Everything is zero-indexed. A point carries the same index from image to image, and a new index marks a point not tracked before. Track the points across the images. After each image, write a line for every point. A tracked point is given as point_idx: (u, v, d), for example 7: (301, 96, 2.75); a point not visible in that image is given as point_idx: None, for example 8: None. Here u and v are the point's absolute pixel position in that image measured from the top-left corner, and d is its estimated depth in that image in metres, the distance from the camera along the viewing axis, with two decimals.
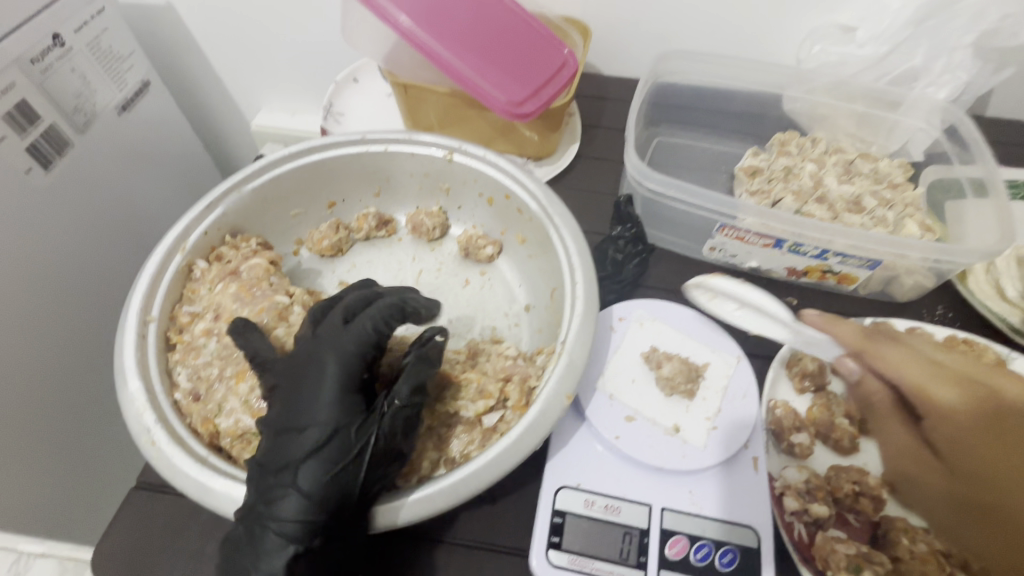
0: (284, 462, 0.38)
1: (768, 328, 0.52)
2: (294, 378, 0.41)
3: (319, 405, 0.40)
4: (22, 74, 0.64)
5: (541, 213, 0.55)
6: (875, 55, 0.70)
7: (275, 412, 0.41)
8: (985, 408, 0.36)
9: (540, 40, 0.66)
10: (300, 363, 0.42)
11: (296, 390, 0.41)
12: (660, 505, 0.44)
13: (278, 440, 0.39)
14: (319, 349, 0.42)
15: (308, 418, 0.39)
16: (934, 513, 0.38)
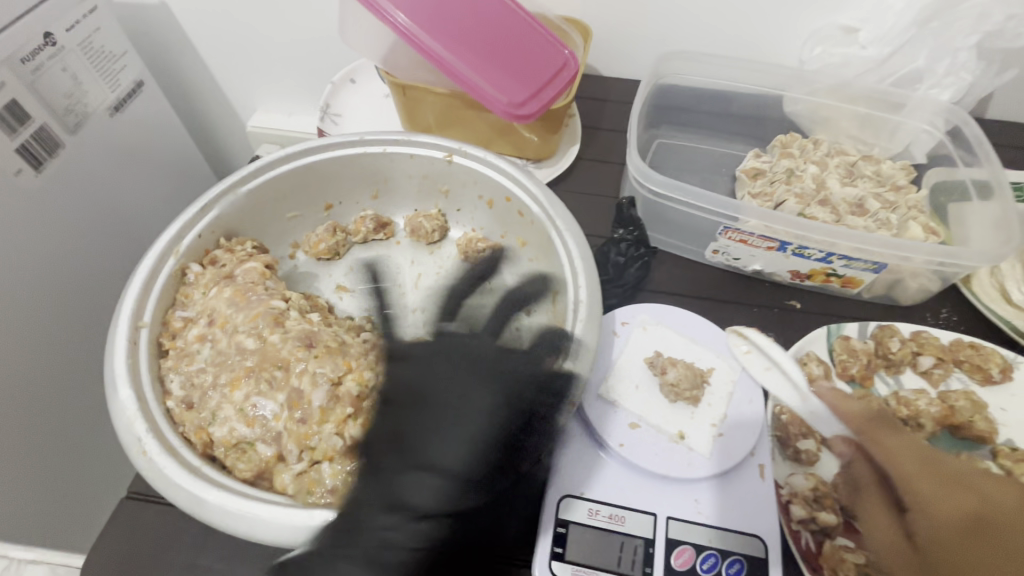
0: (398, 498, 0.38)
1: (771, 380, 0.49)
2: (422, 408, 0.41)
3: (451, 446, 0.39)
4: (11, 73, 0.62)
5: (542, 216, 0.54)
6: (878, 56, 0.69)
7: (401, 425, 0.41)
8: (968, 510, 0.37)
9: (541, 41, 0.65)
10: (426, 392, 0.42)
11: (425, 421, 0.41)
12: (665, 514, 0.43)
13: (388, 472, 0.39)
14: (472, 383, 0.42)
15: (438, 456, 0.39)
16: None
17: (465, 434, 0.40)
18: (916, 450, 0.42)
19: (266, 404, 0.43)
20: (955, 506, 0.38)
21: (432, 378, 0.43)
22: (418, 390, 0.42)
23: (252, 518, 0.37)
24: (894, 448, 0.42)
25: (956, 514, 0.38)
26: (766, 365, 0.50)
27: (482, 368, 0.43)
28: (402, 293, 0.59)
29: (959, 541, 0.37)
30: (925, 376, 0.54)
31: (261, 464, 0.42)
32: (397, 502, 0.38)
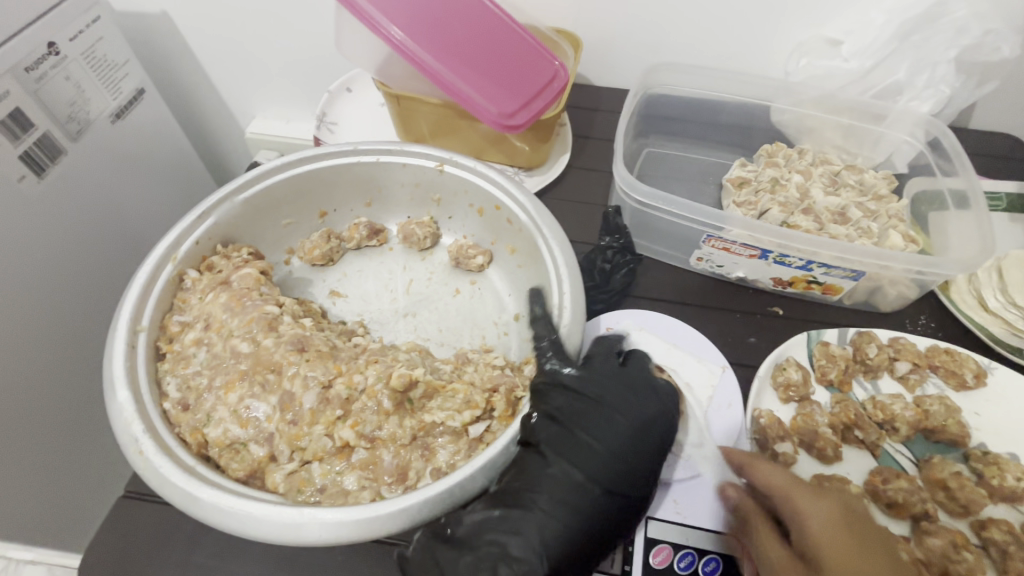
0: (558, 494, 0.41)
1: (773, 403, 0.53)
2: (586, 414, 0.45)
3: (612, 457, 0.43)
4: (16, 82, 0.64)
5: (530, 224, 0.56)
6: (861, 69, 0.71)
7: (555, 442, 0.43)
8: (830, 513, 0.42)
9: (531, 53, 0.67)
10: (602, 403, 0.45)
11: (586, 427, 0.44)
12: (644, 514, 0.45)
13: (555, 467, 0.42)
14: (635, 398, 0.46)
15: (602, 463, 0.42)
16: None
17: (624, 443, 0.43)
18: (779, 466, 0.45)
19: (259, 406, 0.44)
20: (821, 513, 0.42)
21: (603, 392, 0.46)
22: (579, 399, 0.45)
23: (237, 514, 0.38)
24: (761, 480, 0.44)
25: (837, 531, 0.40)
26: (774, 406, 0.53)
27: (642, 387, 0.47)
28: (394, 297, 0.60)
29: (841, 548, 0.39)
30: (902, 381, 0.56)
31: (253, 464, 0.43)
32: (563, 492, 0.41)
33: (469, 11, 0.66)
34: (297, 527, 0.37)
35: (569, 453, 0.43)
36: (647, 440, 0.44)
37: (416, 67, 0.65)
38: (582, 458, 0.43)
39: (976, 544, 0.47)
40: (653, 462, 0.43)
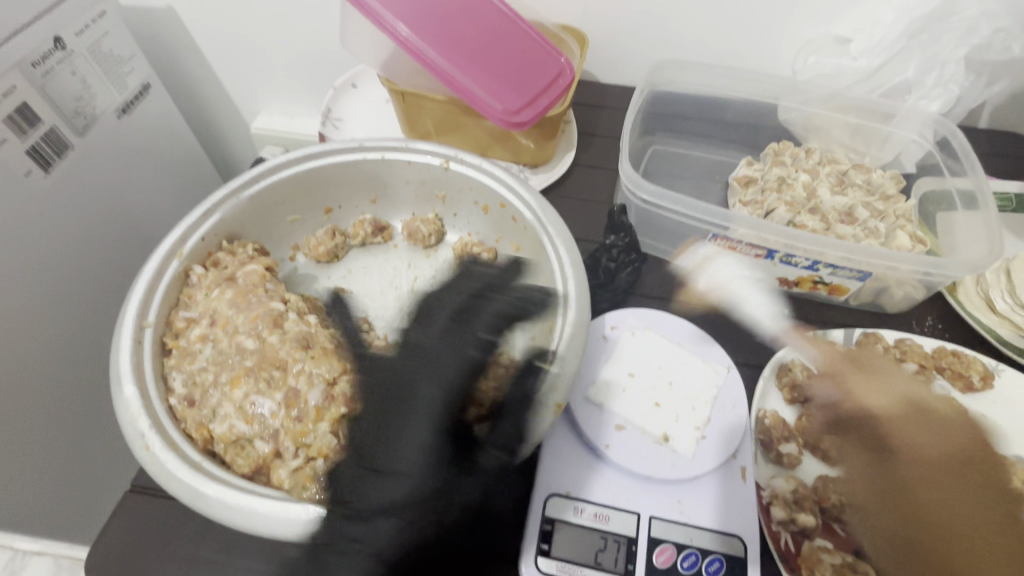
0: (371, 513, 0.39)
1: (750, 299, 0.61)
2: (386, 410, 0.43)
3: (411, 451, 0.41)
4: (22, 77, 0.64)
5: (534, 222, 0.56)
6: (869, 67, 0.70)
7: (358, 445, 0.42)
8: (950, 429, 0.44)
9: (537, 49, 0.67)
10: (409, 393, 0.44)
11: (383, 432, 0.42)
12: (648, 514, 0.45)
13: (363, 481, 0.40)
14: (422, 381, 0.44)
15: (400, 461, 0.41)
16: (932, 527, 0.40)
17: (423, 433, 0.42)
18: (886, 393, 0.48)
19: (264, 403, 0.44)
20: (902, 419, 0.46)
21: (407, 379, 0.44)
22: (376, 391, 0.44)
23: (241, 511, 0.38)
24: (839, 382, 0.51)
25: (910, 414, 0.45)
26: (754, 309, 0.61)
27: (428, 366, 0.45)
28: (398, 295, 0.60)
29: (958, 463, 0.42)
30: None
31: (259, 461, 0.43)
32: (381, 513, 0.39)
33: (476, 7, 0.66)
34: (297, 525, 0.37)
35: (364, 459, 0.41)
36: (435, 425, 0.42)
37: (421, 63, 0.65)
38: (379, 459, 0.41)
39: None
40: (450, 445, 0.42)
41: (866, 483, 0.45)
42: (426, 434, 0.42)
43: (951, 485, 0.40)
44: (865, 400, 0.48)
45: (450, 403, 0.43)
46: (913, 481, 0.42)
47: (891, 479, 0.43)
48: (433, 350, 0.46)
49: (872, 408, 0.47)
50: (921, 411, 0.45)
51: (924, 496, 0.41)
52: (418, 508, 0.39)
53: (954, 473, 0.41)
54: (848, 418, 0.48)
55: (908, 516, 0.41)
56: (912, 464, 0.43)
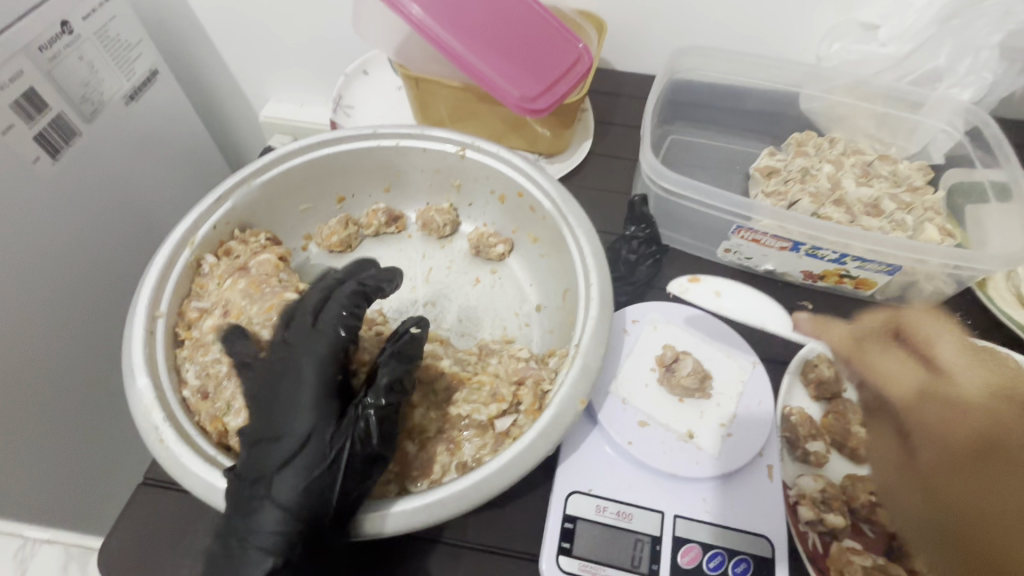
0: (273, 482, 0.36)
1: (782, 262, 0.59)
2: (264, 384, 0.40)
3: (290, 417, 0.38)
4: (29, 61, 0.63)
5: (554, 211, 0.54)
6: (898, 53, 0.68)
7: (251, 421, 0.39)
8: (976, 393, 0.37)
9: (555, 34, 0.65)
10: (273, 372, 0.40)
11: (268, 404, 0.39)
12: (673, 512, 0.43)
13: (260, 450, 0.37)
14: (292, 352, 0.40)
15: (283, 426, 0.38)
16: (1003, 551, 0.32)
17: (304, 400, 0.38)
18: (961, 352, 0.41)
19: None
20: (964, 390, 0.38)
21: (285, 355, 0.40)
22: (261, 370, 0.40)
23: None
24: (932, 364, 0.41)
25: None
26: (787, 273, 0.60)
27: (294, 341, 0.41)
28: (412, 286, 0.59)
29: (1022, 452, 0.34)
30: None
31: None
32: (280, 480, 0.36)
33: None
34: None
35: (258, 432, 0.38)
36: (319, 394, 0.38)
37: (436, 48, 0.63)
38: (260, 428, 0.38)
39: None
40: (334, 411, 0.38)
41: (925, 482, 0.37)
42: (296, 399, 0.38)
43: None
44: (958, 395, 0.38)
45: (318, 367, 0.39)
46: (990, 497, 0.33)
47: (960, 488, 0.34)
48: (298, 328, 0.41)
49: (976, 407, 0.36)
50: None
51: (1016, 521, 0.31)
52: (305, 468, 0.36)
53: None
54: (932, 403, 0.38)
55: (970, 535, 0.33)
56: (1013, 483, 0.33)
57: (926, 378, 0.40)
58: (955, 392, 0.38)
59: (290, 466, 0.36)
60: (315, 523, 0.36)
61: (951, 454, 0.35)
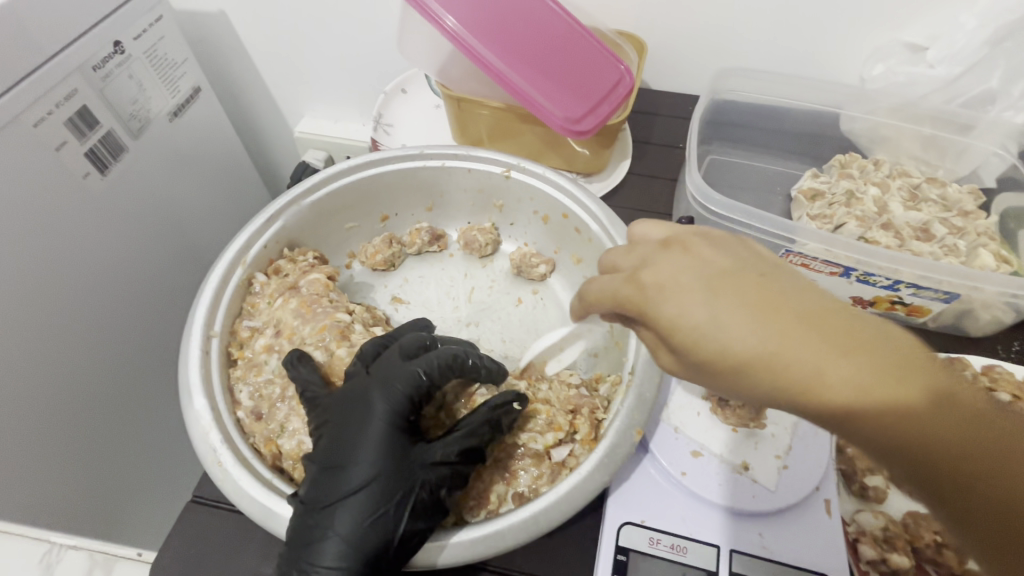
0: (337, 513, 0.36)
1: (549, 347, 0.54)
2: (339, 416, 0.40)
3: (362, 450, 0.38)
4: (84, 80, 0.65)
5: (601, 234, 0.54)
6: (949, 76, 0.67)
7: (320, 449, 0.39)
8: (649, 286, 0.33)
9: (597, 54, 0.65)
10: (347, 405, 0.40)
11: (339, 435, 0.39)
12: (730, 547, 0.42)
13: (326, 478, 0.37)
14: (370, 388, 0.40)
15: (353, 457, 0.38)
16: (723, 362, 0.30)
17: (378, 436, 0.38)
18: (624, 268, 0.37)
19: None
20: (646, 291, 0.33)
21: (363, 388, 0.41)
22: (334, 401, 0.41)
23: None
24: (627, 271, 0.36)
25: (694, 286, 0.31)
26: (562, 344, 0.55)
27: (373, 377, 0.41)
28: (455, 306, 0.59)
29: (732, 281, 0.31)
30: None
31: None
32: (344, 512, 0.36)
33: (535, 9, 0.64)
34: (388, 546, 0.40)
35: (325, 461, 0.38)
36: (392, 432, 0.39)
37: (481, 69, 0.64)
38: (329, 457, 0.38)
39: None
40: (404, 449, 0.38)
41: (696, 352, 0.31)
42: (370, 434, 0.38)
43: (732, 299, 0.30)
44: (639, 280, 0.34)
45: (395, 405, 0.39)
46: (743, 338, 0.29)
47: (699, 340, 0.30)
48: (381, 366, 0.42)
49: (653, 268, 0.34)
50: (697, 291, 0.31)
51: (698, 333, 0.30)
52: (373, 503, 0.36)
53: (729, 295, 0.30)
54: (644, 278, 0.34)
55: (714, 371, 0.31)
56: (699, 296, 0.31)
57: (620, 276, 0.36)
58: (622, 293, 0.35)
59: (356, 498, 0.36)
60: (376, 561, 0.35)
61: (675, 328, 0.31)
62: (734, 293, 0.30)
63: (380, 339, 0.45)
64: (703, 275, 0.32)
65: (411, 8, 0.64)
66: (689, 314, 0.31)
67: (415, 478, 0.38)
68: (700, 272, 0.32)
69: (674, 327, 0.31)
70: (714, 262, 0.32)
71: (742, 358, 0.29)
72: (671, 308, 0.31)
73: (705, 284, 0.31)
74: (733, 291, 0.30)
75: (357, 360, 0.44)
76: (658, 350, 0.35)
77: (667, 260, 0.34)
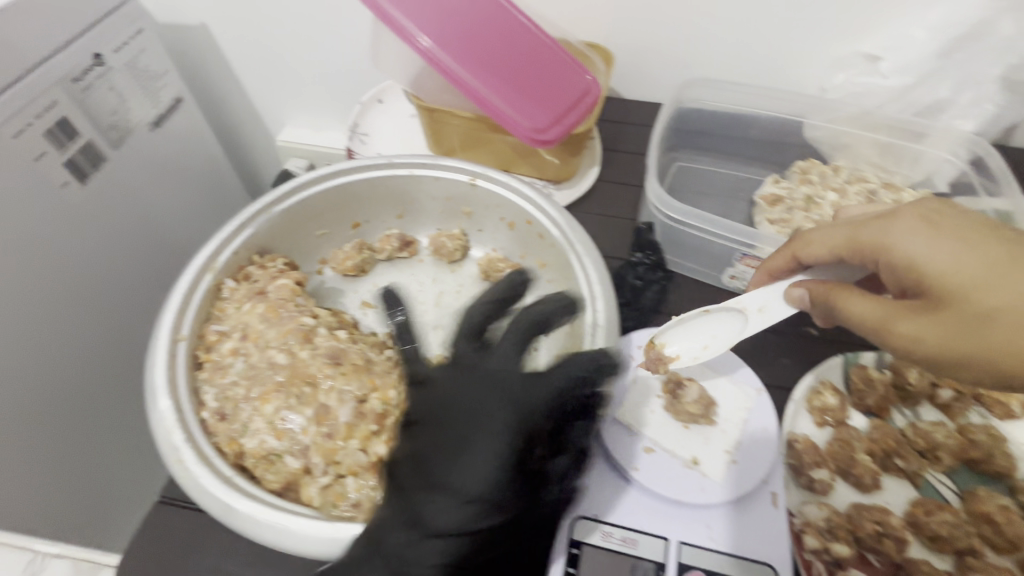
0: (440, 526, 0.39)
1: (689, 346, 0.53)
2: (451, 430, 0.42)
3: (477, 472, 0.40)
4: (64, 93, 0.67)
5: (562, 240, 0.56)
6: (901, 86, 0.69)
7: (431, 459, 0.41)
8: (908, 228, 0.41)
9: (564, 68, 0.67)
10: (455, 414, 0.42)
11: (459, 447, 0.41)
12: (678, 539, 0.44)
13: (439, 486, 0.40)
14: (491, 405, 0.42)
15: (467, 474, 0.40)
16: (984, 307, 0.37)
17: (496, 459, 0.40)
18: (850, 224, 0.46)
19: (295, 418, 0.43)
20: (901, 235, 0.41)
21: (483, 403, 0.42)
22: (453, 408, 0.43)
23: (279, 528, 0.38)
24: (862, 221, 0.45)
25: (967, 238, 0.39)
26: (706, 342, 0.53)
27: (503, 389, 0.43)
28: (424, 310, 0.61)
29: (1003, 245, 0.38)
30: (944, 408, 0.53)
31: (289, 477, 0.42)
32: (449, 525, 0.39)
33: (503, 25, 0.67)
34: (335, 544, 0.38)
35: (436, 471, 0.40)
36: (513, 458, 0.41)
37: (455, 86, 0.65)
38: (445, 475, 0.40)
39: None
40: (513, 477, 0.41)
41: (958, 292, 0.38)
42: (486, 457, 0.40)
43: (1006, 259, 0.38)
44: (897, 225, 0.42)
45: (522, 432, 0.42)
46: (1012, 289, 0.37)
47: (964, 285, 0.38)
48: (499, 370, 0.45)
49: (904, 219, 0.42)
50: (963, 244, 0.39)
51: (973, 273, 0.38)
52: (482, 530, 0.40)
53: (998, 255, 0.38)
54: (907, 222, 0.41)
55: (975, 312, 0.37)
56: (971, 245, 0.39)
57: (859, 227, 0.45)
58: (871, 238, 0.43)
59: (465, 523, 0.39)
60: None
61: (937, 271, 0.39)
62: (1005, 254, 0.38)
63: (473, 319, 0.48)
64: (976, 226, 0.40)
65: (385, 27, 0.66)
66: (956, 258, 0.39)
67: (519, 504, 0.41)
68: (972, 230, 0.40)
69: (940, 266, 0.39)
70: (971, 227, 0.40)
71: (1005, 305, 0.37)
72: (937, 252, 0.39)
73: (974, 241, 0.39)
74: (1005, 253, 0.38)
75: (465, 338, 0.47)
76: (891, 313, 0.40)
77: (927, 212, 0.42)
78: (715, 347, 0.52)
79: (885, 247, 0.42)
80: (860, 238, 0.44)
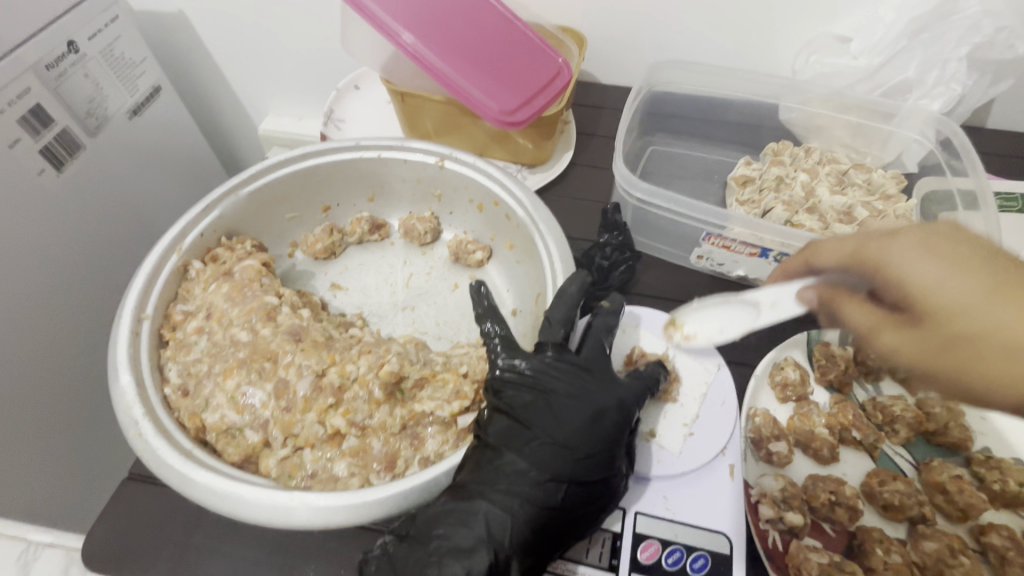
0: (544, 486, 0.41)
1: (706, 326, 0.50)
2: (559, 398, 0.43)
3: (586, 436, 0.42)
4: (36, 79, 0.66)
5: (527, 220, 0.56)
6: (869, 67, 0.69)
7: (541, 422, 0.43)
8: (903, 250, 0.38)
9: (535, 52, 0.67)
10: (558, 388, 0.44)
11: (567, 413, 0.43)
12: (634, 509, 0.45)
13: (544, 447, 0.42)
14: (596, 387, 0.45)
15: (575, 438, 0.42)
16: (968, 340, 0.36)
17: (600, 432, 0.43)
18: (851, 235, 0.43)
19: (255, 393, 0.44)
20: (896, 259, 0.38)
21: (587, 383, 0.45)
22: (562, 379, 0.44)
23: (232, 497, 0.38)
24: (864, 233, 0.41)
25: (968, 264, 0.36)
26: (722, 325, 0.48)
27: (604, 377, 0.46)
28: (393, 291, 0.61)
29: (1001, 273, 0.36)
30: (904, 383, 0.54)
31: (248, 449, 0.43)
32: (553, 485, 0.41)
33: (475, 12, 0.67)
34: (287, 513, 0.38)
35: (543, 433, 0.42)
36: (616, 435, 0.43)
37: (433, 78, 0.66)
38: (549, 435, 0.42)
39: (976, 549, 0.46)
40: (613, 454, 0.42)
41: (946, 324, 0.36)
42: (590, 430, 0.42)
43: (1002, 289, 0.36)
44: (896, 243, 0.39)
45: (624, 413, 0.44)
46: (1002, 324, 0.35)
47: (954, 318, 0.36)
48: (595, 362, 0.47)
49: (903, 239, 0.39)
50: (958, 272, 0.36)
51: (969, 304, 0.36)
52: (580, 495, 0.41)
53: (994, 285, 0.36)
54: (906, 242, 0.38)
55: (960, 343, 0.37)
56: (972, 272, 0.36)
57: (857, 241, 0.41)
58: (866, 255, 0.40)
59: (565, 487, 0.41)
60: (554, 543, 0.41)
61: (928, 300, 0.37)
62: (1001, 284, 0.36)
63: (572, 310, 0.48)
64: (971, 250, 0.37)
65: (362, 19, 0.65)
66: (950, 290, 0.36)
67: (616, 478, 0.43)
68: (976, 248, 0.37)
69: (938, 295, 0.36)
70: (975, 249, 0.37)
71: (991, 340, 0.36)
72: (932, 280, 0.37)
73: (972, 269, 0.36)
74: (1002, 282, 0.36)
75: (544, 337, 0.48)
76: (879, 326, 0.40)
77: (933, 231, 0.38)
78: (731, 330, 0.48)
79: (880, 267, 0.39)
80: (857, 255, 0.41)
